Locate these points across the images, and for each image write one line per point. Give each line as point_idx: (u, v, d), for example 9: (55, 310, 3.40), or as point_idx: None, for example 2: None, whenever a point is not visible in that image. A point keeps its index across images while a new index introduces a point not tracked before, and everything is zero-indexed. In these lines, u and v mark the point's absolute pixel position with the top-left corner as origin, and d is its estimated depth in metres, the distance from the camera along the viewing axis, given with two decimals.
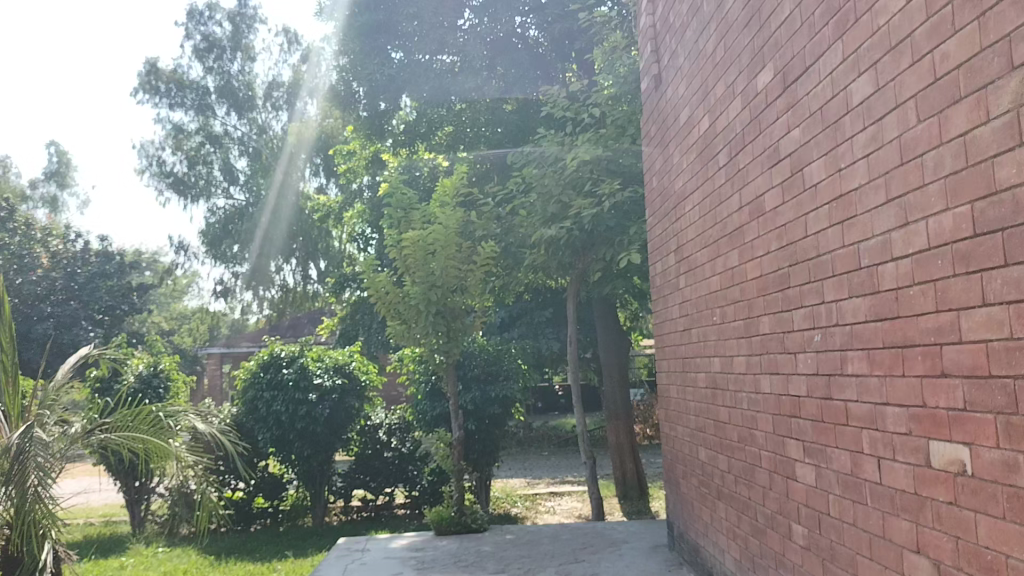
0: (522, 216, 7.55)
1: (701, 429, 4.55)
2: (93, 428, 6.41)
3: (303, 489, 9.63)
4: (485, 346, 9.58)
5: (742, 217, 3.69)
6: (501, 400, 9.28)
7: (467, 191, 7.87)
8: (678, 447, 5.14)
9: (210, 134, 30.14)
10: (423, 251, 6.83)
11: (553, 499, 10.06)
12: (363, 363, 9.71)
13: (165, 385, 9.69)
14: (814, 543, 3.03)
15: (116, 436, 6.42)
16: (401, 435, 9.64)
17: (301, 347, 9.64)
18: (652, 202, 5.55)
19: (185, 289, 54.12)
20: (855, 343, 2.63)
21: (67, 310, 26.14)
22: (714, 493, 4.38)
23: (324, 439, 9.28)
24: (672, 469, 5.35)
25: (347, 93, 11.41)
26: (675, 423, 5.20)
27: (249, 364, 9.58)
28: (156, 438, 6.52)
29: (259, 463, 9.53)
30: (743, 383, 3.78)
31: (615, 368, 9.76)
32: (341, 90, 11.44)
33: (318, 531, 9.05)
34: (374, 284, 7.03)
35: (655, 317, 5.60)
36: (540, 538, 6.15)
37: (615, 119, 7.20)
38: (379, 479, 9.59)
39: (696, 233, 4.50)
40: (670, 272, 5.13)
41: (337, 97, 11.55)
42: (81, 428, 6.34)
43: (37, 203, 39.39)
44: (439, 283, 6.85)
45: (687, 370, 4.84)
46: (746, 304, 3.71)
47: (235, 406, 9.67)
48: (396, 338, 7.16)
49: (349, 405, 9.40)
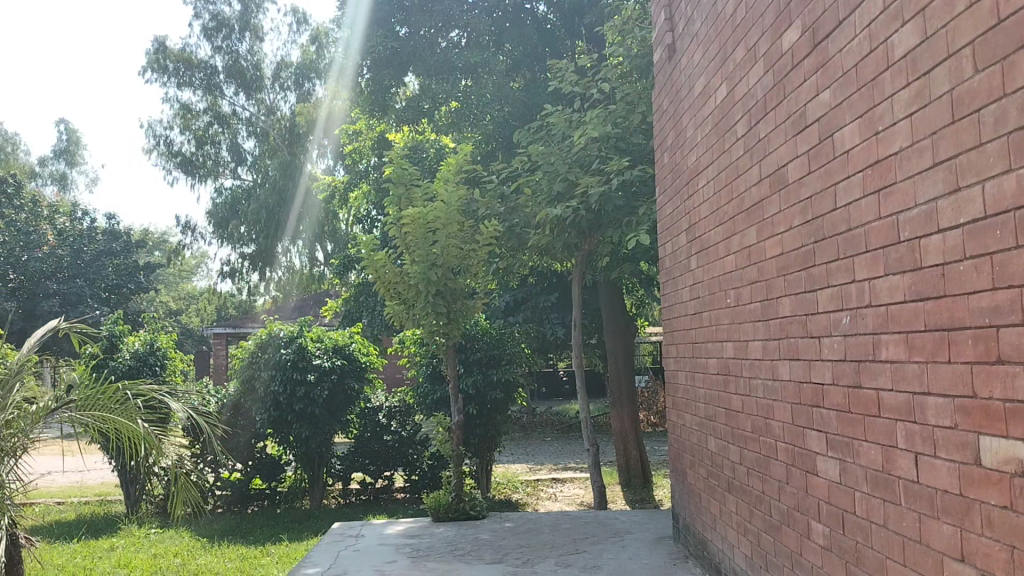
0: (527, 192, 7.15)
1: (711, 418, 4.29)
2: (59, 405, 5.71)
3: (300, 471, 9.37)
4: (487, 330, 9.29)
5: (761, 191, 3.42)
6: (503, 384, 9.05)
7: (470, 168, 7.57)
8: (685, 435, 4.89)
9: (217, 113, 29.90)
10: (423, 228, 6.54)
11: (555, 486, 9.83)
12: (364, 344, 9.48)
13: (162, 363, 9.47)
14: (836, 543, 2.77)
15: (81, 415, 5.68)
16: (401, 419, 9.43)
17: (300, 327, 9.32)
18: (663, 179, 5.27)
19: (192, 269, 54.03)
20: (890, 326, 2.37)
21: (73, 287, 25.99)
22: (723, 486, 4.13)
23: (322, 421, 9.06)
24: (677, 460, 5.10)
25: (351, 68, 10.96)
26: (683, 412, 4.95)
27: (248, 343, 9.33)
28: (125, 419, 5.73)
29: (256, 444, 9.30)
30: (758, 369, 3.52)
31: (622, 353, 9.48)
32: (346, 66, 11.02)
33: (316, 514, 8.79)
34: (373, 262, 6.75)
35: (663, 300, 5.33)
36: (540, 527, 5.90)
37: (625, 95, 6.87)
38: (378, 462, 9.37)
39: (708, 210, 4.23)
40: (680, 252, 4.86)
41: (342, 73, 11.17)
42: (44, 406, 5.67)
43: (46, 180, 39.27)
44: (439, 261, 6.57)
45: (696, 356, 4.58)
46: (763, 284, 3.44)
47: (233, 386, 9.47)
48: (396, 317, 6.91)
49: (349, 387, 9.19)
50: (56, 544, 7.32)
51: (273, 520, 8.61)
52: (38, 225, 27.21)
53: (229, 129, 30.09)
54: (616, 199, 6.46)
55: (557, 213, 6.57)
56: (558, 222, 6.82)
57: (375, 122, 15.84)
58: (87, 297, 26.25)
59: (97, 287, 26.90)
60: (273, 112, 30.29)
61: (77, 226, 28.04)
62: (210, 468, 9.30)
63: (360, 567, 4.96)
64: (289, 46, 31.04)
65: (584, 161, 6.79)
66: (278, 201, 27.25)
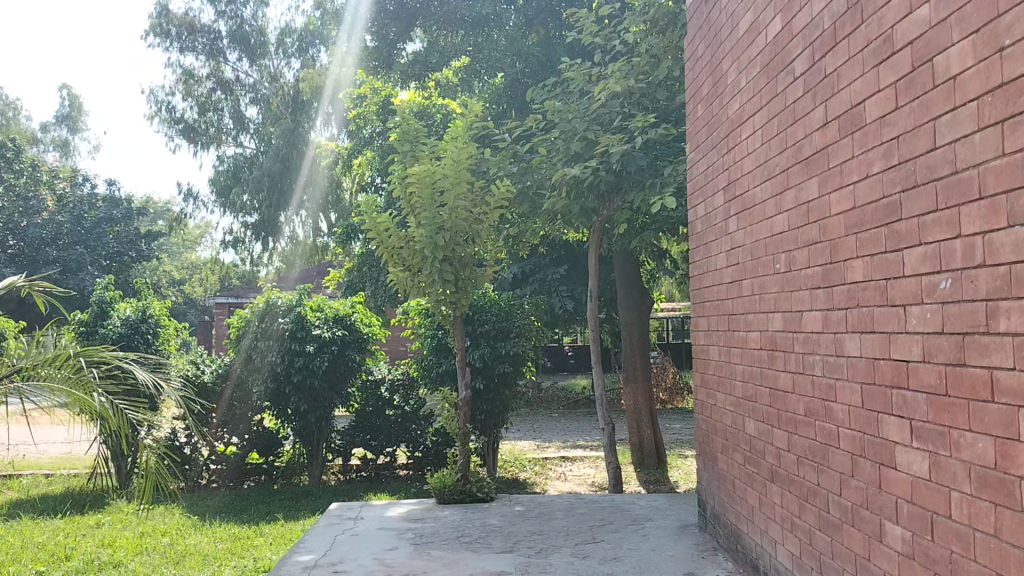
0: (541, 152, 6.62)
1: (751, 398, 3.84)
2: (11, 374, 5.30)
3: (299, 446, 8.96)
4: (496, 301, 8.82)
5: (827, 136, 2.93)
6: (511, 357, 8.62)
7: (482, 126, 7.07)
8: (717, 417, 4.44)
9: (220, 79, 29.34)
10: (429, 190, 6.05)
11: (564, 464, 9.41)
12: (366, 314, 9.04)
13: (154, 331, 9.05)
14: (921, 551, 2.33)
15: (31, 386, 5.25)
16: (404, 393, 9.03)
17: (298, 295, 8.85)
18: (696, 135, 4.77)
19: (194, 238, 53.59)
20: (1013, 291, 1.90)
21: (73, 254, 25.56)
22: (764, 475, 3.68)
23: (322, 395, 8.64)
24: (706, 443, 4.67)
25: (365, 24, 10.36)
26: (714, 390, 4.49)
27: (244, 311, 8.86)
28: (78, 391, 5.27)
29: (252, 418, 8.88)
30: (816, 344, 3.06)
31: (636, 327, 9.02)
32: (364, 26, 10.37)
33: (314, 491, 8.38)
34: (377, 225, 6.28)
35: (692, 268, 4.87)
36: (553, 512, 5.46)
37: (650, 47, 6.31)
38: (380, 438, 8.92)
39: (753, 164, 3.75)
40: (716, 214, 4.38)
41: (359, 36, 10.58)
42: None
43: (47, 146, 38.76)
44: (447, 226, 6.08)
45: (732, 329, 4.12)
46: (825, 245, 2.97)
47: (228, 356, 9.05)
48: (399, 286, 6.45)
49: (350, 359, 8.75)
50: (38, 521, 6.94)
51: (270, 497, 8.22)
52: (38, 191, 26.72)
53: (232, 96, 29.58)
54: (639, 160, 5.95)
55: (574, 174, 6.06)
56: (575, 184, 6.32)
57: (381, 86, 15.32)
58: (88, 265, 25.83)
59: (98, 255, 26.46)
60: (276, 79, 29.75)
61: (78, 192, 27.54)
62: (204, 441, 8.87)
63: (358, 555, 4.54)
64: (293, 12, 30.43)
65: (604, 119, 6.26)
66: (281, 169, 26.75)
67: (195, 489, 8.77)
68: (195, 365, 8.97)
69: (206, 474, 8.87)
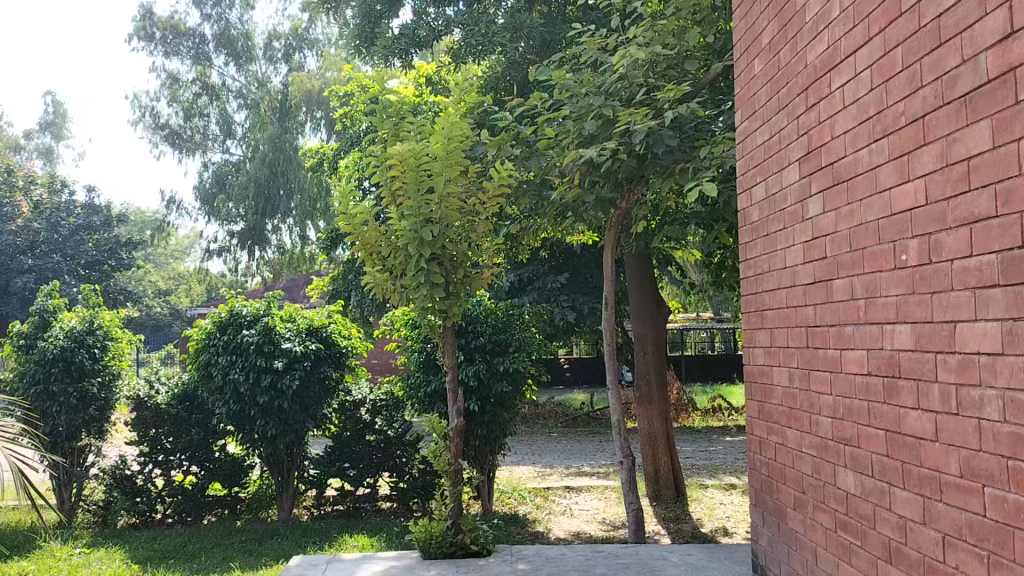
0: (547, 134, 5.59)
1: (851, 442, 2.80)
2: None
3: (268, 474, 7.90)
4: (492, 311, 7.80)
5: (1015, 51, 1.91)
6: (510, 375, 7.56)
7: (478, 105, 6.04)
8: (786, 461, 3.40)
9: (206, 84, 28.34)
10: (413, 173, 4.96)
11: (569, 494, 8.33)
12: (345, 325, 8.00)
13: (103, 345, 7.95)
14: None
15: None
16: (387, 416, 7.88)
17: (266, 303, 7.80)
18: (752, 98, 3.75)
19: (181, 248, 52.49)
20: None
21: (49, 262, 24.36)
22: (875, 552, 2.64)
23: (293, 417, 7.58)
24: (767, 494, 3.64)
25: (364, 17, 9.04)
26: (781, 427, 3.45)
27: (204, 322, 7.77)
28: None
29: (214, 444, 7.86)
30: (990, 370, 2.02)
31: (651, 342, 7.98)
32: (359, 22, 9.07)
33: (281, 529, 7.29)
34: (352, 218, 5.22)
35: (747, 268, 3.85)
36: (566, 572, 4.40)
37: (678, 9, 5.32)
38: (360, 466, 7.81)
39: (854, 119, 2.74)
40: (784, 196, 3.38)
41: (353, 33, 9.15)
42: None
43: (31, 154, 37.61)
44: (436, 218, 4.99)
45: (813, 346, 3.10)
46: (1009, 220, 1.94)
47: (188, 373, 8.01)
48: (379, 291, 5.34)
49: (325, 376, 7.71)
50: None
51: (230, 536, 7.11)
52: (13, 197, 25.54)
53: (217, 101, 28.58)
54: (669, 141, 4.93)
55: (589, 157, 5.00)
56: (588, 170, 5.28)
57: (368, 83, 14.36)
58: (66, 274, 24.72)
59: (77, 263, 25.25)
60: (263, 84, 28.80)
61: (55, 199, 26.39)
62: (160, 471, 7.83)
63: None
64: (281, 16, 29.49)
65: (623, 94, 5.26)
66: (268, 175, 25.68)
67: (145, 526, 7.68)
68: (149, 384, 7.96)
69: (159, 507, 7.77)
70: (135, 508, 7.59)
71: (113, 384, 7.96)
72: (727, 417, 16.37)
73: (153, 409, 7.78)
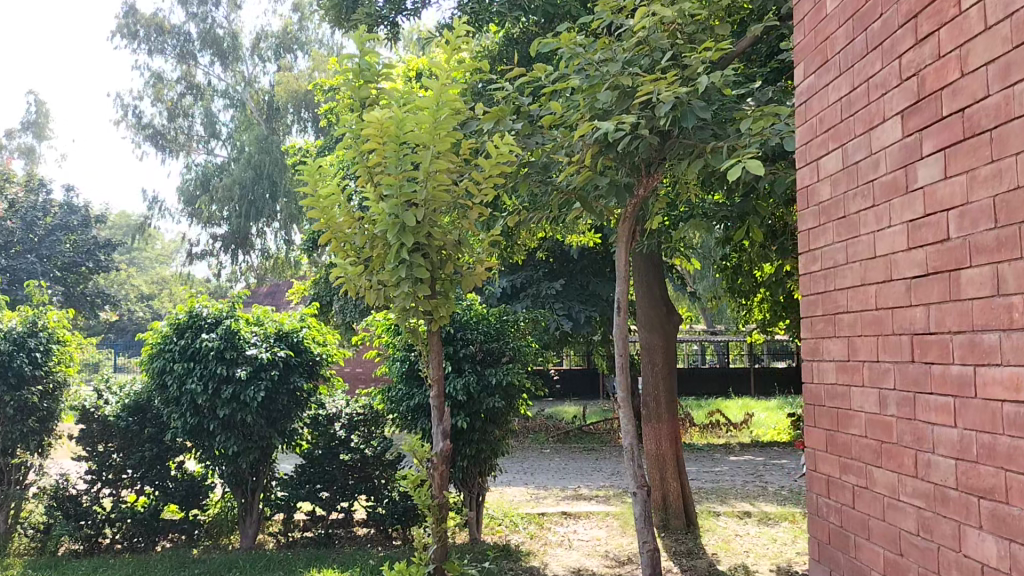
0: (552, 109, 4.79)
1: (993, 495, 2.01)
2: None
3: (230, 496, 7.05)
4: (484, 316, 6.96)
5: None
6: (503, 389, 6.73)
7: (471, 76, 5.24)
8: (874, 510, 2.60)
9: (191, 84, 27.42)
10: (394, 144, 4.10)
11: (567, 520, 7.51)
12: (320, 330, 7.18)
13: (46, 348, 7.01)
14: None
15: None
16: (366, 431, 7.05)
17: (230, 304, 6.96)
18: (824, 43, 2.97)
19: (166, 253, 51.52)
20: None
21: (24, 263, 23.29)
22: None
23: (258, 433, 6.75)
24: (839, 549, 2.85)
25: None
26: (867, 467, 2.65)
27: (160, 324, 6.89)
28: None
29: (170, 462, 7.00)
30: None
31: (660, 354, 7.14)
32: None
33: (242, 560, 6.42)
34: (321, 200, 4.35)
35: (812, 261, 3.07)
36: None
37: None
38: (333, 489, 6.95)
39: (1004, 43, 1.96)
40: (874, 164, 2.61)
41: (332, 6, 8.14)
42: None
43: (13, 153, 36.57)
44: (420, 201, 4.17)
45: (923, 360, 2.31)
46: None
47: (141, 381, 7.10)
48: (351, 288, 4.50)
49: (295, 387, 6.87)
50: None
51: (182, 569, 6.20)
52: None
53: (203, 100, 27.70)
54: (700, 114, 4.14)
55: (604, 132, 4.18)
56: (600, 149, 4.48)
57: None
58: (41, 276, 23.66)
59: (52, 265, 24.22)
60: (251, 84, 27.93)
61: (31, 197, 25.32)
62: (109, 491, 6.94)
63: None
64: (270, 16, 28.71)
65: (644, 60, 4.47)
66: (253, 178, 24.77)
67: (91, 553, 6.77)
68: (97, 393, 7.05)
69: (107, 532, 6.85)
70: (79, 532, 6.67)
71: (56, 392, 7.06)
72: (726, 433, 15.60)
73: (101, 421, 6.88)
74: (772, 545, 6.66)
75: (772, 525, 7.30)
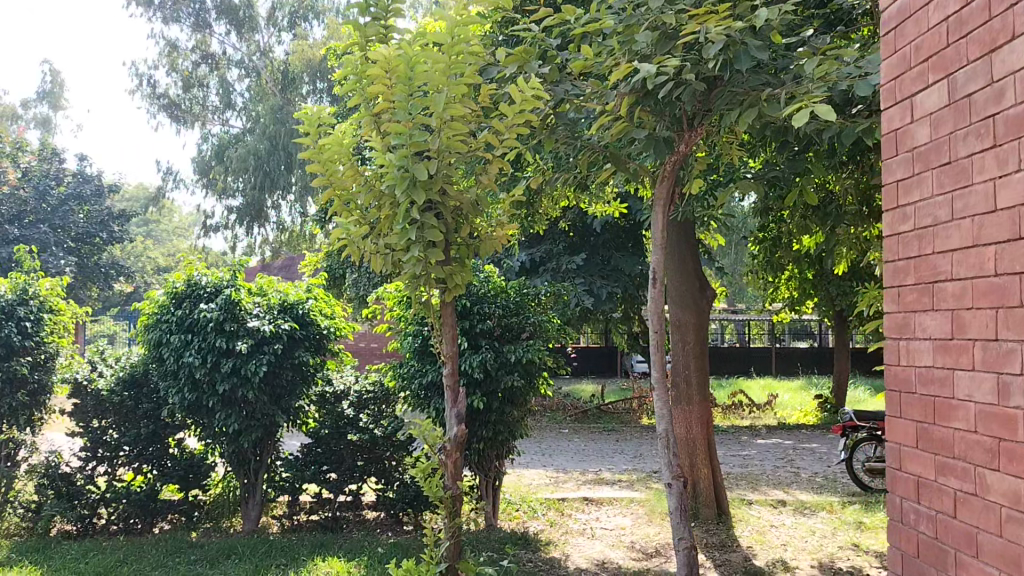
0: (583, 55, 4.27)
1: None
2: None
3: (232, 475, 6.64)
4: (502, 289, 6.47)
5: None
6: (522, 366, 6.26)
7: (494, 22, 4.73)
8: (988, 523, 2.11)
9: (207, 53, 26.92)
10: (403, 87, 3.61)
11: (589, 507, 7.05)
12: (327, 302, 6.73)
13: (37, 317, 6.62)
14: None
15: None
16: (375, 410, 6.62)
17: (232, 272, 6.50)
18: None
19: (182, 226, 51.37)
20: None
21: (37, 233, 22.89)
22: None
23: (261, 410, 6.33)
24: (932, 565, 2.37)
25: None
26: (979, 469, 2.14)
27: (156, 293, 6.44)
28: None
29: (169, 439, 6.61)
30: None
31: (692, 330, 6.61)
32: None
33: (241, 545, 5.99)
34: (322, 152, 3.86)
35: (903, 218, 2.56)
36: None
37: None
38: (341, 470, 6.52)
39: None
40: (996, 95, 2.09)
41: None
42: None
43: (29, 124, 36.29)
44: (433, 154, 3.68)
45: None
46: None
47: (138, 354, 6.68)
48: (355, 252, 4.01)
49: (300, 362, 6.45)
50: None
51: (176, 554, 5.78)
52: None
53: (218, 70, 27.17)
54: (755, 55, 3.63)
55: (644, 76, 3.67)
56: (637, 98, 3.97)
57: None
58: (55, 246, 23.30)
59: (66, 235, 23.87)
60: (267, 54, 27.35)
61: (44, 166, 24.88)
62: (105, 469, 6.54)
63: None
64: None
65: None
66: (268, 149, 24.29)
67: (85, 534, 6.39)
68: (91, 366, 6.64)
69: (102, 512, 6.45)
70: (72, 512, 6.27)
71: (48, 364, 6.66)
72: (749, 414, 15.11)
73: (95, 396, 6.47)
74: (811, 537, 6.18)
75: (809, 515, 6.82)
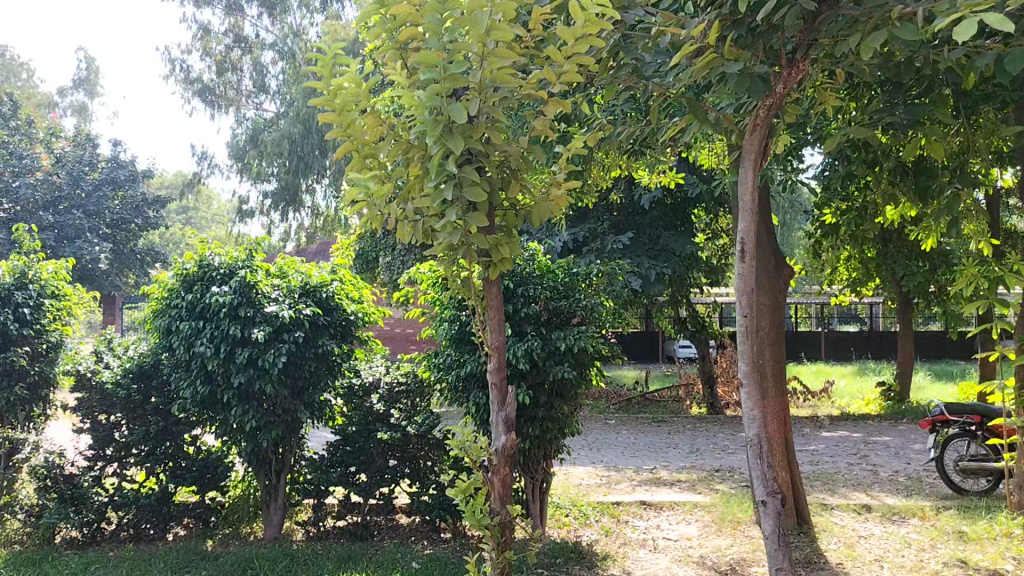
0: None
1: None
2: None
3: (252, 476, 6.00)
4: (549, 269, 5.74)
5: None
6: (574, 355, 5.51)
7: None
8: None
9: (239, 36, 26.34)
10: (435, 9, 2.84)
11: (648, 512, 6.29)
12: (354, 284, 6.02)
13: (37, 303, 6.04)
14: None
15: None
16: (408, 405, 5.93)
17: (247, 252, 5.83)
18: None
19: (218, 213, 51.33)
20: None
21: (72, 219, 22.45)
22: None
23: (281, 403, 5.68)
24: None
25: None
26: None
27: (165, 276, 5.80)
28: None
29: (183, 437, 5.99)
30: None
31: (767, 315, 5.77)
32: None
33: (259, 558, 5.30)
34: (335, 97, 3.12)
35: None
36: None
37: None
38: (370, 472, 5.84)
39: None
40: None
41: None
42: None
43: (66, 111, 36.16)
44: (472, 95, 2.91)
45: None
46: None
47: (147, 342, 6.07)
48: (377, 220, 3.28)
49: (324, 351, 5.78)
50: None
51: (184, 571, 5.10)
52: (34, 149, 23.73)
53: (251, 53, 26.63)
54: None
55: None
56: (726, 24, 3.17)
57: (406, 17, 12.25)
58: (88, 232, 22.91)
59: (101, 221, 23.45)
60: (300, 36, 26.72)
61: (78, 151, 24.49)
62: (112, 469, 5.93)
63: None
64: None
65: None
66: (302, 133, 23.46)
67: (92, 541, 5.81)
68: (96, 356, 6.05)
69: (111, 517, 5.86)
70: (76, 518, 5.68)
71: (50, 354, 6.11)
72: (806, 403, 14.21)
73: (99, 389, 5.85)
74: (908, 551, 5.35)
75: (899, 523, 6.00)
